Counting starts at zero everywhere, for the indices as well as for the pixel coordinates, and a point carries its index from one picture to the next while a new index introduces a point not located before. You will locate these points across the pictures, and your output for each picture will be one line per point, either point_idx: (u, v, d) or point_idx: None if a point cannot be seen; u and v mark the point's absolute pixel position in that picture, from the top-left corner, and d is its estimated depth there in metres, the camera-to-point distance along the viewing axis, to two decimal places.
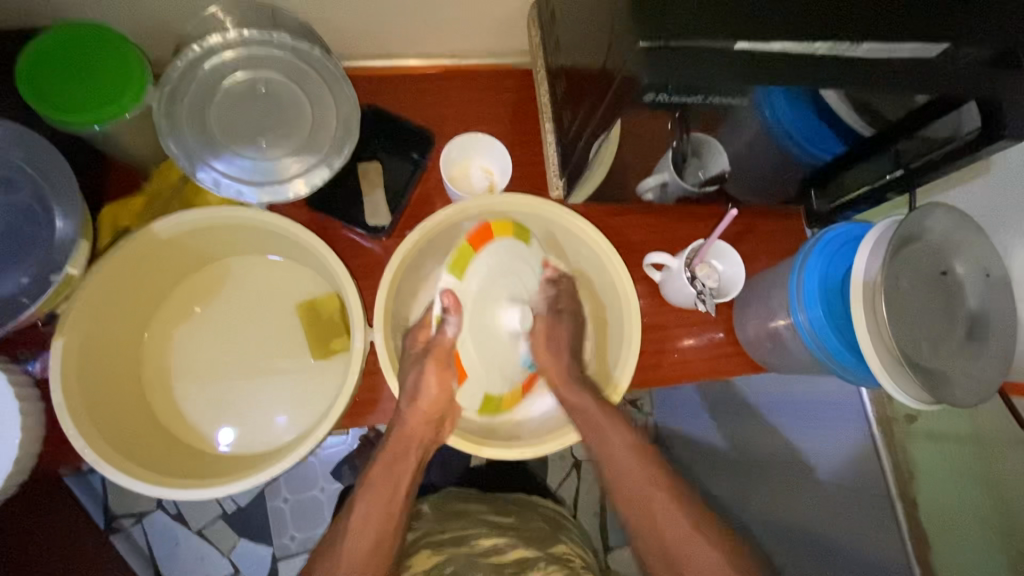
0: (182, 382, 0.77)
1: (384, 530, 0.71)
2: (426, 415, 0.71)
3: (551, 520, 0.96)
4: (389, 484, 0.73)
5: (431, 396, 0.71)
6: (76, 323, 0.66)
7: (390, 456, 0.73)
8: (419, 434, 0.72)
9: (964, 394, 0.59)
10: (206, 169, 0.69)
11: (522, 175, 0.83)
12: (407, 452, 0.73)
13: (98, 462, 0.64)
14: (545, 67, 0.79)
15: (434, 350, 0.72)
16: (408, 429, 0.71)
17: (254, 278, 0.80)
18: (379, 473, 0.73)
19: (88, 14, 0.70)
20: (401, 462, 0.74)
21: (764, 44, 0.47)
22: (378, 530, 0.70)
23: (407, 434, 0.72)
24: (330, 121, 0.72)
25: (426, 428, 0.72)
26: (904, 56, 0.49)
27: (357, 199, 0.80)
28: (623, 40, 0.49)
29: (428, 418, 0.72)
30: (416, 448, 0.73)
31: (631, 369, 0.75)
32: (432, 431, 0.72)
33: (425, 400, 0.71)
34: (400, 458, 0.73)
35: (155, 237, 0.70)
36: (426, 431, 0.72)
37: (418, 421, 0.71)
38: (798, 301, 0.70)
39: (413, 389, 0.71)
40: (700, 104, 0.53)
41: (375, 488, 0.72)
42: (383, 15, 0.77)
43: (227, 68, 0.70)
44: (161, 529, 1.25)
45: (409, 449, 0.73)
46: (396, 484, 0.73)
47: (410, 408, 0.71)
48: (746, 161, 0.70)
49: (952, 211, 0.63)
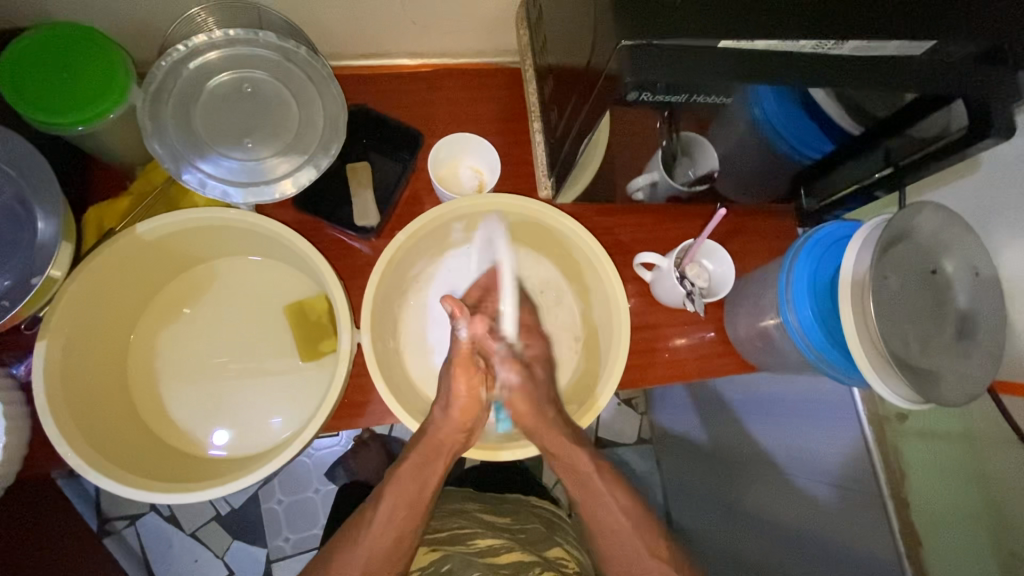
0: (171, 384, 0.76)
1: (390, 531, 0.69)
2: (459, 424, 0.71)
3: (548, 522, 0.95)
4: (407, 484, 0.70)
5: (460, 412, 0.70)
6: (59, 326, 0.65)
7: (418, 458, 0.71)
8: (450, 442, 0.71)
9: (951, 392, 0.58)
10: (191, 170, 0.68)
11: (511, 175, 0.83)
12: (437, 457, 0.71)
13: (81, 466, 0.63)
14: (532, 67, 0.78)
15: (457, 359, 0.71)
16: (439, 433, 0.70)
17: (242, 280, 0.80)
18: (408, 479, 0.71)
19: (71, 14, 0.69)
20: (429, 468, 0.71)
21: (748, 42, 0.47)
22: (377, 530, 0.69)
23: (438, 440, 0.70)
24: (316, 120, 0.71)
25: (458, 432, 0.71)
26: (890, 53, 0.48)
27: (345, 199, 0.79)
28: (605, 37, 0.49)
29: (462, 423, 0.71)
30: (447, 454, 0.71)
31: (621, 365, 0.73)
32: (463, 438, 0.71)
33: (457, 409, 0.70)
34: (429, 462, 0.71)
35: (140, 238, 0.69)
36: (456, 439, 0.71)
37: (451, 428, 0.70)
38: (787, 301, 0.70)
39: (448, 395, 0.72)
40: (685, 101, 0.52)
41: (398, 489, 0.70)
42: (370, 15, 0.77)
43: (212, 68, 0.70)
44: (155, 531, 1.24)
45: (439, 453, 0.71)
46: (412, 487, 0.70)
47: (443, 416, 0.70)
48: (735, 161, 0.69)
49: (940, 210, 0.62)
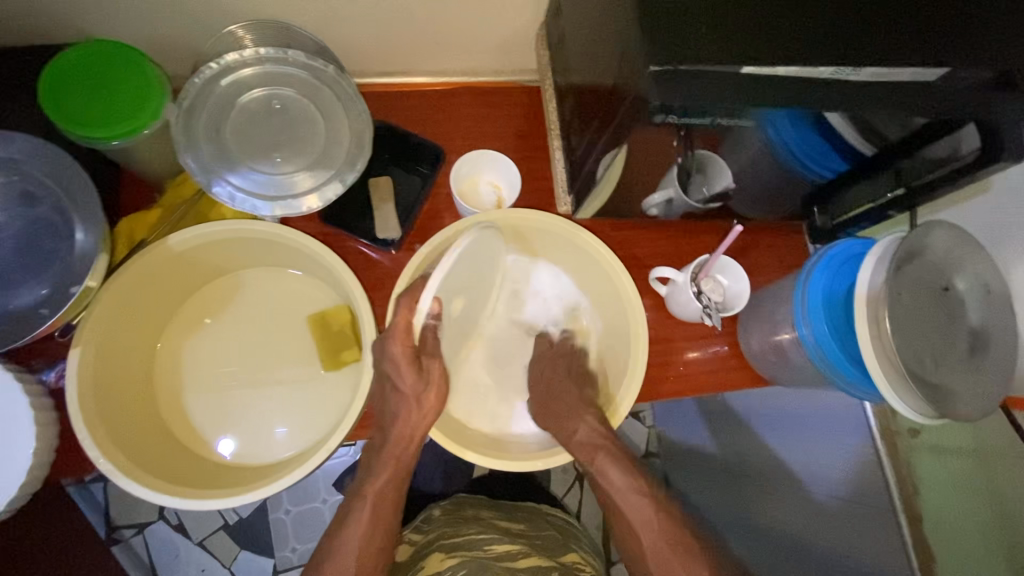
0: (193, 392, 0.77)
1: (375, 530, 0.72)
2: (426, 415, 0.72)
3: (562, 530, 0.97)
4: (378, 482, 0.73)
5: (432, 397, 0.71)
6: (92, 334, 0.67)
7: (392, 456, 0.72)
8: (416, 426, 0.71)
9: (965, 407, 0.60)
10: (221, 183, 0.70)
11: (528, 190, 0.85)
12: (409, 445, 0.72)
13: (112, 472, 0.64)
14: (553, 85, 0.81)
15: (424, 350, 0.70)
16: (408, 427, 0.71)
17: (266, 291, 0.81)
18: (392, 472, 0.73)
19: (110, 32, 0.72)
20: (400, 460, 0.72)
21: (770, 67, 0.49)
22: (377, 530, 0.72)
23: (408, 429, 0.71)
24: (342, 136, 0.73)
25: (427, 420, 0.72)
26: (905, 79, 0.51)
27: (367, 212, 0.81)
28: (633, 61, 0.51)
29: (432, 406, 0.72)
30: (416, 440, 0.72)
31: (635, 389, 0.75)
32: (427, 422, 0.72)
33: (426, 398, 0.72)
34: (397, 459, 0.72)
35: (172, 249, 0.71)
36: (423, 421, 0.71)
37: (421, 417, 0.71)
38: (803, 315, 0.72)
39: (414, 391, 0.70)
40: (706, 124, 0.55)
41: (372, 486, 0.72)
42: (396, 34, 0.79)
43: (244, 85, 0.72)
44: (163, 539, 1.24)
45: (411, 440, 0.71)
46: (386, 486, 0.73)
47: (412, 408, 0.71)
48: (750, 178, 0.71)
49: (953, 229, 0.65)
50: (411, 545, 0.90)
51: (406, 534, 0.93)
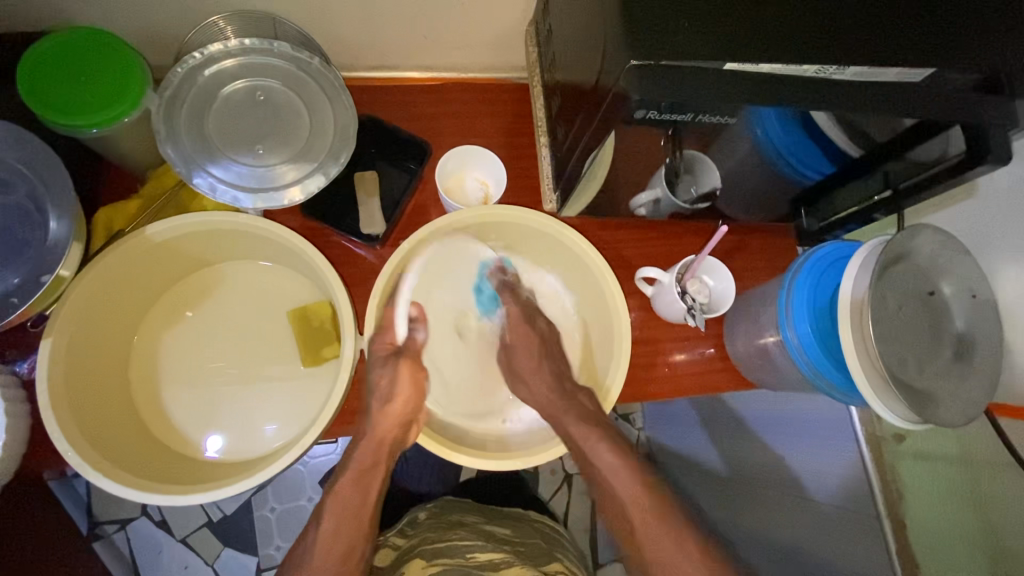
0: (171, 388, 0.76)
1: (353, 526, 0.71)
2: (396, 418, 0.72)
3: (548, 538, 0.95)
4: (356, 485, 0.72)
5: (400, 403, 0.72)
6: (65, 325, 0.66)
7: (359, 465, 0.72)
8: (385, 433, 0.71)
9: (949, 413, 0.59)
10: (201, 174, 0.69)
11: (515, 187, 0.84)
12: (378, 460, 0.73)
13: (81, 465, 0.63)
14: (541, 82, 0.80)
15: (407, 352, 0.75)
16: (379, 433, 0.71)
17: (245, 285, 0.80)
18: (371, 477, 0.73)
19: (93, 21, 0.71)
20: (370, 469, 0.73)
21: (753, 65, 0.48)
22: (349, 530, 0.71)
23: (377, 435, 0.71)
24: (326, 129, 0.73)
25: (398, 416, 0.71)
26: (890, 79, 0.50)
27: (351, 207, 0.80)
28: (615, 53, 0.50)
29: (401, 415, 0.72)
30: (385, 449, 0.73)
31: (621, 381, 0.74)
32: (399, 431, 0.72)
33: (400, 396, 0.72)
34: (371, 466, 0.73)
35: (150, 240, 0.70)
36: (394, 431, 0.72)
37: (389, 422, 0.71)
38: (787, 318, 0.71)
39: (385, 392, 0.71)
40: (690, 122, 0.54)
41: (347, 496, 0.72)
42: (383, 28, 0.78)
43: (228, 76, 0.71)
44: (145, 536, 1.23)
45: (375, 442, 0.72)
46: (366, 493, 0.73)
47: (380, 411, 0.71)
48: (736, 178, 0.70)
49: (938, 233, 0.64)
50: (393, 549, 0.89)
51: (388, 537, 0.92)
